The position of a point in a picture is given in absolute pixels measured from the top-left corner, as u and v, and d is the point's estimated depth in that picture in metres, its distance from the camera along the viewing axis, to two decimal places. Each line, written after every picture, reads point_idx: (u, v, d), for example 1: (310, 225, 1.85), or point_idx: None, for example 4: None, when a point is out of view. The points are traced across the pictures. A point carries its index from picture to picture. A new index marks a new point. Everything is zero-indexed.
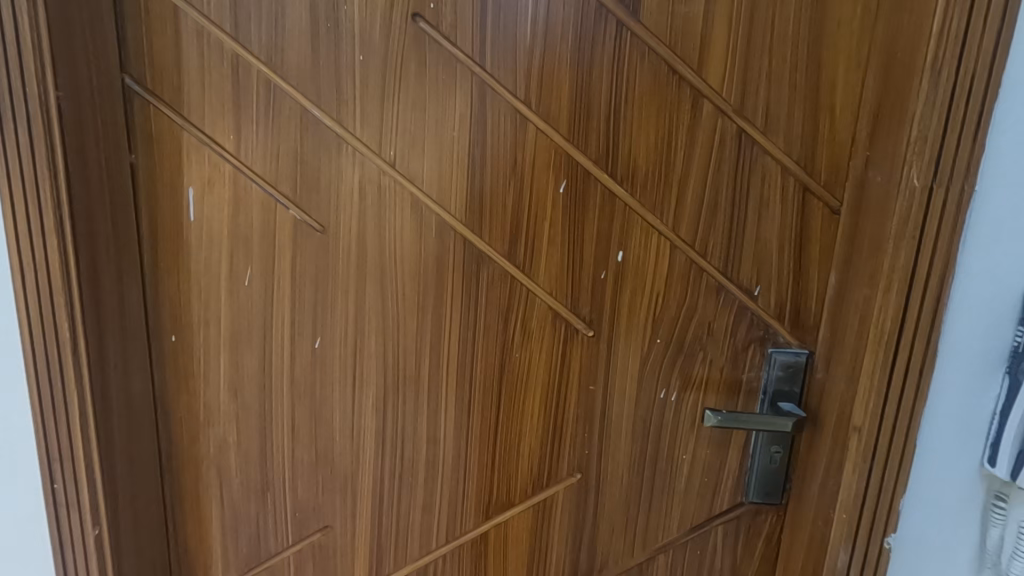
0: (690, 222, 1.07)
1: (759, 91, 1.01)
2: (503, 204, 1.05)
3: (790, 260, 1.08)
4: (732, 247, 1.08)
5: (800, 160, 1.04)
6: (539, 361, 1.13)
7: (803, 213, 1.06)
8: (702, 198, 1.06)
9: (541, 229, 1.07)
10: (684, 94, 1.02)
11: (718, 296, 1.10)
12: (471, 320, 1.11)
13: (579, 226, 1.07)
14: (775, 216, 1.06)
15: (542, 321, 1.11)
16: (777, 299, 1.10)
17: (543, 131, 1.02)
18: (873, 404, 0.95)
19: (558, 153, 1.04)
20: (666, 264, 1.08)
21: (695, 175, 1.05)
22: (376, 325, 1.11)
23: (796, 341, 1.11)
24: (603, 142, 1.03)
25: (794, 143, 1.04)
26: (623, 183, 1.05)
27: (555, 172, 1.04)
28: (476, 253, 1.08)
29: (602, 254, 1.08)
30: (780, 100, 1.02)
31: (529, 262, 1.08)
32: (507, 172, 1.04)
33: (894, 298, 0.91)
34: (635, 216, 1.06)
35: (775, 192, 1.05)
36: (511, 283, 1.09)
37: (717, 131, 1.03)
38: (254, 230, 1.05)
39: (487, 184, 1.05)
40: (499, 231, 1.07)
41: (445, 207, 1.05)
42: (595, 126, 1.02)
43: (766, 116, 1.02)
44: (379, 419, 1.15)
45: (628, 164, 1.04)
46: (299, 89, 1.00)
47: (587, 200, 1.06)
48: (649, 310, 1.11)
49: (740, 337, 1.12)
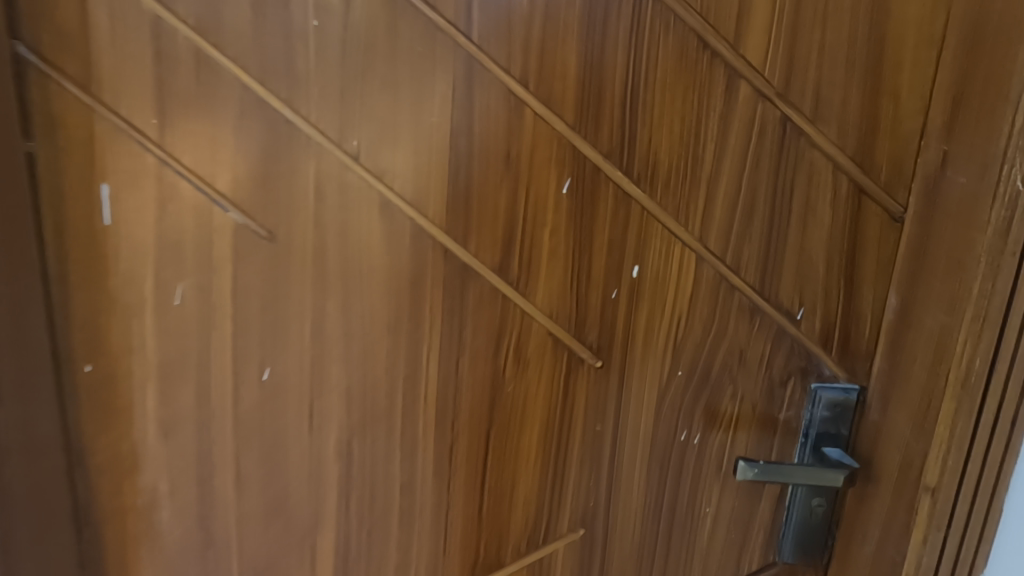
0: (721, 231, 0.88)
1: (809, 70, 0.82)
2: (494, 207, 0.86)
3: (841, 276, 0.90)
4: (772, 260, 0.89)
5: (855, 155, 0.85)
6: (537, 396, 0.94)
7: (858, 221, 0.88)
8: (737, 201, 0.87)
9: (539, 238, 0.87)
10: (716, 73, 0.82)
11: (752, 318, 0.91)
12: (454, 346, 0.91)
13: (586, 236, 0.88)
14: (824, 224, 0.88)
15: (540, 348, 0.92)
16: (823, 324, 0.91)
17: (543, 118, 0.83)
18: (951, 459, 0.79)
19: (562, 146, 0.84)
20: (691, 281, 0.89)
21: (728, 174, 0.86)
22: (339, 352, 0.91)
23: (845, 374, 0.93)
24: (616, 133, 0.84)
25: (849, 135, 0.85)
26: (639, 182, 0.86)
27: (557, 169, 0.85)
28: (460, 266, 0.88)
29: (614, 269, 0.89)
30: (835, 81, 0.83)
31: (524, 279, 0.89)
32: (498, 169, 0.85)
33: (985, 331, 0.75)
34: (654, 223, 0.87)
35: (824, 194, 0.87)
36: (502, 303, 0.90)
37: (756, 119, 0.84)
38: (185, 237, 0.85)
39: (473, 183, 0.85)
40: (489, 241, 0.87)
41: (422, 210, 0.86)
42: (607, 112, 0.83)
43: (816, 102, 0.83)
44: (342, 465, 0.95)
45: (648, 158, 0.85)
46: (239, 63, 0.81)
47: (596, 204, 0.86)
48: (669, 336, 0.92)
49: (777, 369, 0.93)
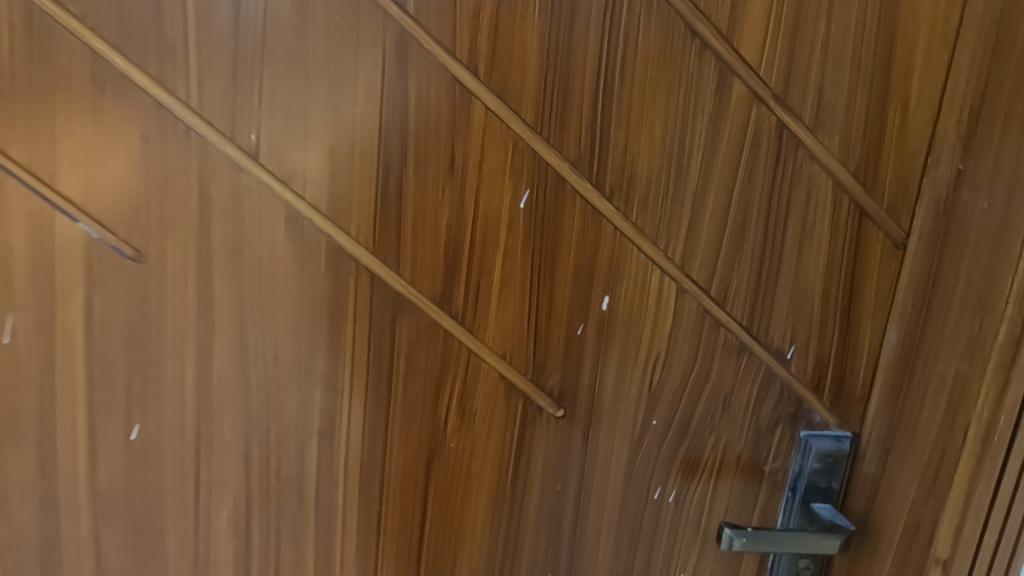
0: (706, 256, 0.74)
1: (811, 69, 0.70)
2: (434, 224, 0.69)
3: (838, 311, 0.78)
4: (763, 291, 0.76)
5: (857, 172, 0.74)
6: (486, 451, 0.77)
7: (858, 247, 0.76)
8: (726, 222, 0.73)
9: (489, 263, 0.71)
10: (706, 68, 0.69)
11: (738, 358, 0.78)
12: (383, 394, 0.74)
13: (547, 261, 0.72)
14: (822, 251, 0.76)
15: (490, 395, 0.75)
16: (816, 364, 0.79)
17: (497, 115, 0.67)
18: (966, 526, 0.67)
19: (519, 149, 0.68)
20: (671, 315, 0.75)
21: (716, 190, 0.72)
22: (233, 403, 0.71)
23: (835, 421, 0.81)
24: (586, 136, 0.68)
25: (851, 148, 0.73)
26: (612, 197, 0.71)
27: (513, 178, 0.69)
28: (391, 296, 0.71)
29: (581, 301, 0.74)
30: (839, 85, 0.71)
31: (471, 312, 0.72)
32: (439, 176, 0.68)
33: (1010, 381, 0.63)
34: (629, 246, 0.72)
35: (822, 216, 0.75)
36: (444, 340, 0.73)
37: (750, 126, 0.71)
38: (14, 253, 0.64)
39: (407, 193, 0.68)
40: (427, 265, 0.70)
41: (343, 226, 0.68)
42: (575, 110, 0.68)
43: (818, 107, 0.71)
44: (238, 542, 0.76)
45: (623, 168, 0.70)
46: (89, 24, 0.60)
47: (560, 222, 0.71)
48: (644, 379, 0.77)
49: (764, 417, 0.81)
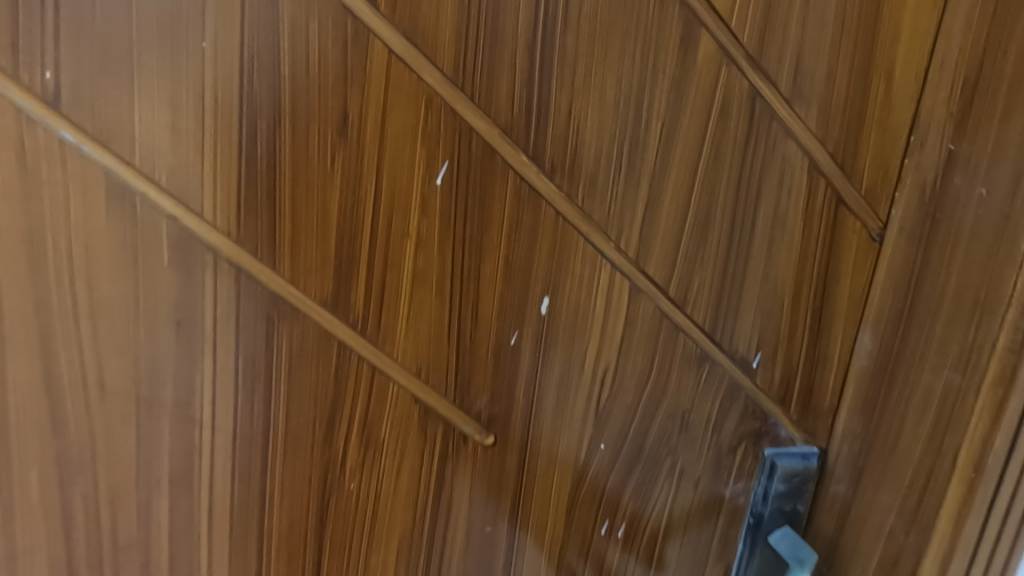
0: (664, 249, 0.61)
1: (788, 25, 0.58)
2: (322, 205, 0.52)
3: (808, 312, 0.68)
4: (728, 291, 0.65)
5: (835, 153, 0.63)
6: (399, 491, 0.62)
7: (834, 240, 0.66)
8: (688, 208, 0.61)
9: (398, 257, 0.55)
10: (668, 16, 0.55)
11: (699, 369, 0.67)
12: (259, 426, 0.57)
13: (472, 254, 0.57)
14: (794, 244, 0.65)
15: (402, 423, 0.60)
16: (783, 375, 0.69)
17: (404, 62, 0.51)
18: (954, 563, 0.58)
19: (434, 109, 0.52)
20: (623, 320, 0.62)
21: (678, 169, 0.59)
22: (45, 444, 0.53)
23: (802, 435, 0.72)
24: (520, 95, 0.54)
25: (831, 123, 0.62)
26: (554, 176, 0.56)
27: (426, 147, 0.53)
28: (265, 300, 0.53)
29: (514, 303, 0.59)
30: (820, 47, 0.59)
31: (375, 319, 0.56)
32: (328, 141, 0.51)
33: (1009, 396, 0.54)
34: (574, 236, 0.59)
35: (797, 204, 0.64)
36: (339, 356, 0.56)
37: (719, 92, 0.58)
38: None
39: (284, 163, 0.51)
40: (314, 259, 0.53)
41: (193, 205, 0.50)
42: (506, 61, 0.53)
43: (795, 73, 0.59)
44: None
45: (567, 138, 0.56)
46: None
47: (488, 206, 0.56)
48: (590, 398, 0.64)
49: (725, 436, 0.70)
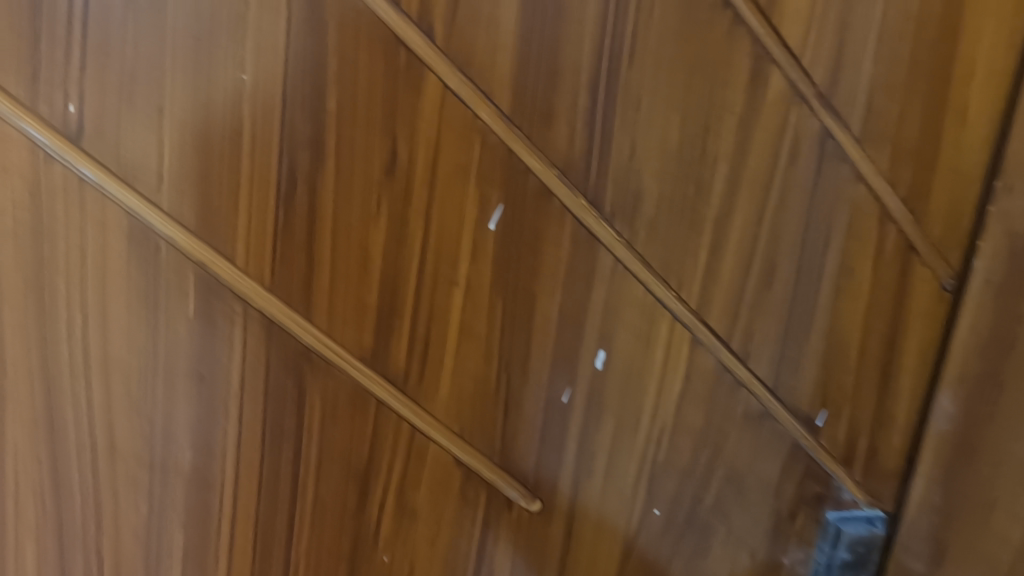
0: (727, 299, 0.57)
1: (862, 61, 0.54)
2: (363, 251, 0.48)
3: (874, 366, 0.63)
4: (792, 343, 0.60)
5: (907, 197, 0.59)
6: (434, 561, 0.56)
7: (902, 289, 0.61)
8: (752, 255, 0.56)
9: (444, 307, 0.50)
10: (738, 51, 0.51)
11: (759, 427, 0.61)
12: (284, 492, 0.51)
13: (522, 304, 0.52)
14: (862, 293, 0.60)
15: (441, 487, 0.54)
16: (848, 434, 0.64)
17: (458, 96, 0.47)
18: None
19: (487, 148, 0.48)
20: (681, 375, 0.57)
21: (743, 213, 0.55)
22: (51, 508, 0.48)
23: (866, 497, 0.66)
24: (580, 134, 0.49)
25: (903, 166, 0.58)
26: (612, 220, 0.52)
27: (478, 188, 0.49)
28: (296, 355, 0.48)
29: (566, 357, 0.54)
30: (894, 86, 0.55)
31: (416, 374, 0.51)
32: (373, 182, 0.47)
33: None
34: (632, 284, 0.54)
35: (865, 251, 0.59)
36: (375, 415, 0.51)
37: (788, 132, 0.54)
38: None
39: (324, 206, 0.46)
40: (353, 308, 0.48)
41: (223, 249, 0.45)
42: (566, 98, 0.49)
43: (868, 113, 0.56)
44: None
45: (628, 180, 0.51)
46: None
47: (542, 252, 0.51)
48: (644, 459, 0.59)
49: (785, 500, 0.64)
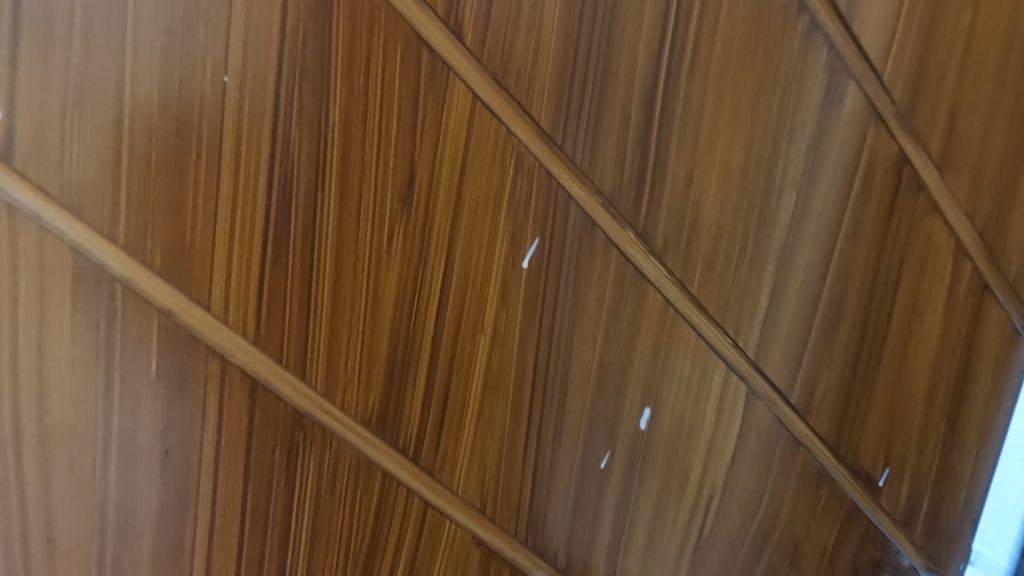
0: (788, 346, 0.49)
1: (946, 76, 0.47)
2: (372, 294, 0.39)
3: (942, 418, 0.56)
4: (857, 395, 0.52)
5: (985, 231, 0.52)
6: None
7: (974, 332, 0.55)
8: (818, 296, 0.49)
9: (467, 360, 0.42)
10: (812, 62, 0.44)
11: (817, 489, 0.54)
12: None
13: (559, 355, 0.44)
14: (933, 339, 0.53)
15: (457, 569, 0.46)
16: (910, 493, 0.57)
17: (492, 110, 0.38)
18: None
19: (523, 172, 0.40)
20: (734, 433, 0.50)
21: (811, 249, 0.48)
22: None
23: (923, 561, 0.60)
24: (631, 157, 0.42)
25: (982, 197, 0.51)
26: (665, 256, 0.44)
27: (511, 220, 0.41)
28: (287, 420, 0.39)
29: (606, 415, 0.46)
30: (978, 106, 0.49)
31: (431, 440, 0.43)
32: (385, 211, 0.38)
33: None
34: (684, 331, 0.46)
35: (939, 291, 0.52)
36: (381, 489, 0.42)
37: (863, 157, 0.47)
38: None
39: (325, 240, 0.37)
40: (357, 364, 0.40)
41: (197, 294, 0.36)
42: (618, 114, 0.41)
43: (948, 137, 0.49)
44: None
45: (684, 210, 0.44)
46: None
47: (583, 294, 0.43)
48: (690, 530, 0.51)
49: (840, 569, 0.57)
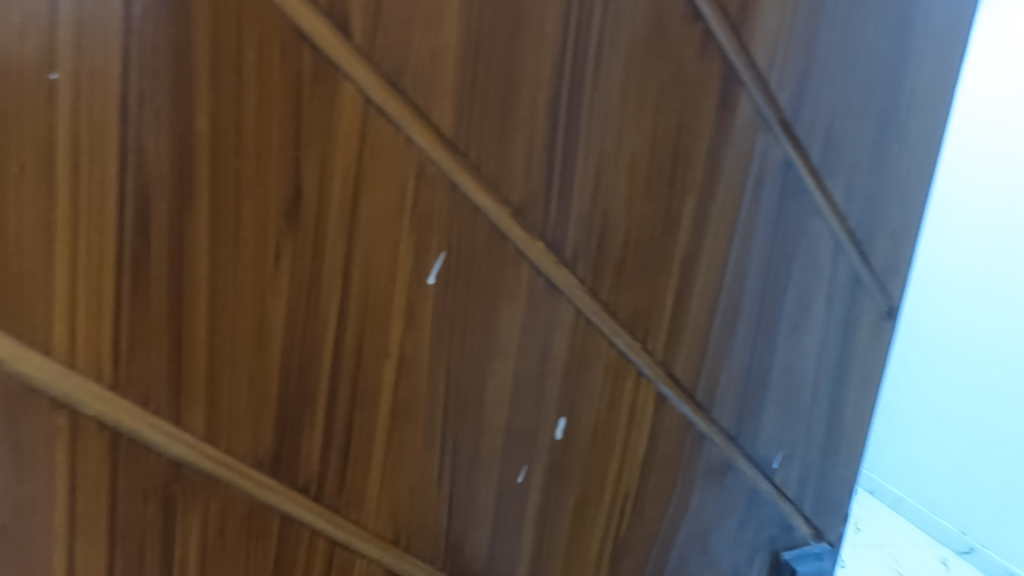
0: (693, 346, 0.51)
1: (823, 87, 0.50)
2: (258, 323, 0.35)
3: (826, 401, 0.61)
4: (754, 387, 0.56)
5: (857, 229, 0.57)
6: None
7: (851, 322, 0.60)
8: (719, 296, 0.51)
9: (372, 386, 0.39)
10: (708, 71, 0.45)
11: (722, 478, 0.57)
12: None
13: (472, 373, 0.42)
14: (816, 330, 0.58)
15: None
16: (801, 472, 0.62)
17: (388, 116, 0.35)
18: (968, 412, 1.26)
19: (426, 182, 0.37)
20: (646, 434, 0.51)
21: (711, 252, 0.49)
22: None
23: (812, 531, 0.65)
24: (538, 165, 0.40)
25: (854, 198, 0.56)
26: (576, 266, 0.43)
27: (413, 235, 0.38)
28: (161, 472, 0.34)
29: (523, 430, 0.45)
30: (850, 114, 0.53)
31: (336, 475, 0.39)
32: (269, 230, 0.34)
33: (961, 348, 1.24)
34: (597, 339, 0.46)
35: (821, 286, 0.57)
36: (281, 533, 0.38)
37: (754, 163, 0.49)
38: None
39: (196, 265, 0.33)
40: (244, 401, 0.35)
41: (33, 337, 0.30)
42: (522, 120, 0.39)
43: (826, 143, 0.52)
44: None
45: (592, 219, 0.43)
46: None
47: (494, 308, 0.41)
48: (608, 532, 0.51)
49: (743, 548, 0.61)
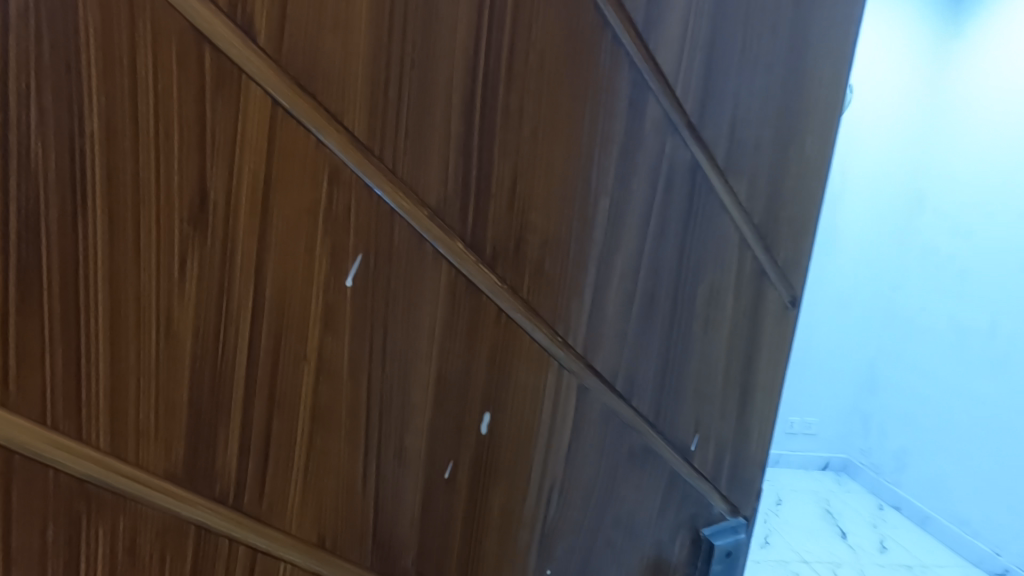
0: (612, 340, 0.53)
1: (725, 93, 0.54)
2: (164, 331, 0.34)
3: (737, 386, 0.65)
4: (671, 376, 0.59)
5: (760, 225, 0.61)
6: None
7: (758, 311, 0.64)
8: (635, 292, 0.53)
9: (290, 391, 0.39)
10: (618, 76, 0.47)
11: (643, 463, 0.60)
12: None
13: (396, 374, 0.42)
14: (726, 319, 0.62)
15: None
16: (716, 453, 0.66)
17: (298, 119, 0.35)
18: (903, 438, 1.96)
19: (341, 186, 0.37)
20: (570, 425, 0.53)
21: (627, 249, 0.52)
22: None
23: (728, 508, 0.70)
24: (455, 167, 0.41)
25: (757, 196, 0.60)
26: (496, 265, 0.45)
27: (329, 238, 0.38)
28: (61, 489, 0.33)
29: (448, 428, 0.46)
30: (751, 118, 0.57)
31: (256, 483, 0.39)
32: (173, 235, 0.33)
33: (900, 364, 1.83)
34: (519, 336, 0.48)
35: (729, 279, 0.61)
36: (197, 545, 0.38)
37: (664, 164, 0.52)
38: None
39: (94, 273, 0.31)
40: (152, 411, 0.34)
41: None
42: (438, 123, 0.40)
43: (729, 145, 0.56)
44: None
45: (510, 220, 0.45)
46: None
47: (416, 309, 0.42)
48: (537, 522, 0.53)
49: (665, 528, 0.64)
